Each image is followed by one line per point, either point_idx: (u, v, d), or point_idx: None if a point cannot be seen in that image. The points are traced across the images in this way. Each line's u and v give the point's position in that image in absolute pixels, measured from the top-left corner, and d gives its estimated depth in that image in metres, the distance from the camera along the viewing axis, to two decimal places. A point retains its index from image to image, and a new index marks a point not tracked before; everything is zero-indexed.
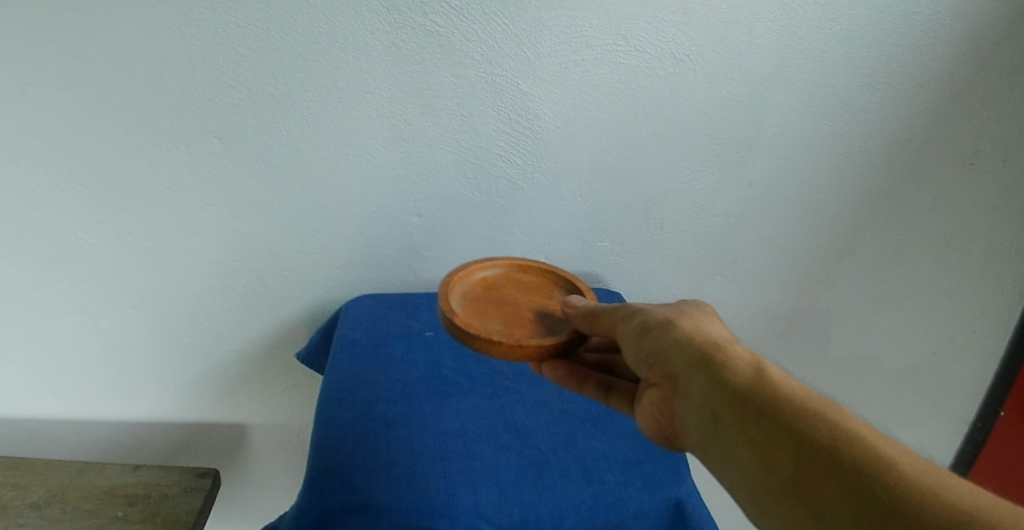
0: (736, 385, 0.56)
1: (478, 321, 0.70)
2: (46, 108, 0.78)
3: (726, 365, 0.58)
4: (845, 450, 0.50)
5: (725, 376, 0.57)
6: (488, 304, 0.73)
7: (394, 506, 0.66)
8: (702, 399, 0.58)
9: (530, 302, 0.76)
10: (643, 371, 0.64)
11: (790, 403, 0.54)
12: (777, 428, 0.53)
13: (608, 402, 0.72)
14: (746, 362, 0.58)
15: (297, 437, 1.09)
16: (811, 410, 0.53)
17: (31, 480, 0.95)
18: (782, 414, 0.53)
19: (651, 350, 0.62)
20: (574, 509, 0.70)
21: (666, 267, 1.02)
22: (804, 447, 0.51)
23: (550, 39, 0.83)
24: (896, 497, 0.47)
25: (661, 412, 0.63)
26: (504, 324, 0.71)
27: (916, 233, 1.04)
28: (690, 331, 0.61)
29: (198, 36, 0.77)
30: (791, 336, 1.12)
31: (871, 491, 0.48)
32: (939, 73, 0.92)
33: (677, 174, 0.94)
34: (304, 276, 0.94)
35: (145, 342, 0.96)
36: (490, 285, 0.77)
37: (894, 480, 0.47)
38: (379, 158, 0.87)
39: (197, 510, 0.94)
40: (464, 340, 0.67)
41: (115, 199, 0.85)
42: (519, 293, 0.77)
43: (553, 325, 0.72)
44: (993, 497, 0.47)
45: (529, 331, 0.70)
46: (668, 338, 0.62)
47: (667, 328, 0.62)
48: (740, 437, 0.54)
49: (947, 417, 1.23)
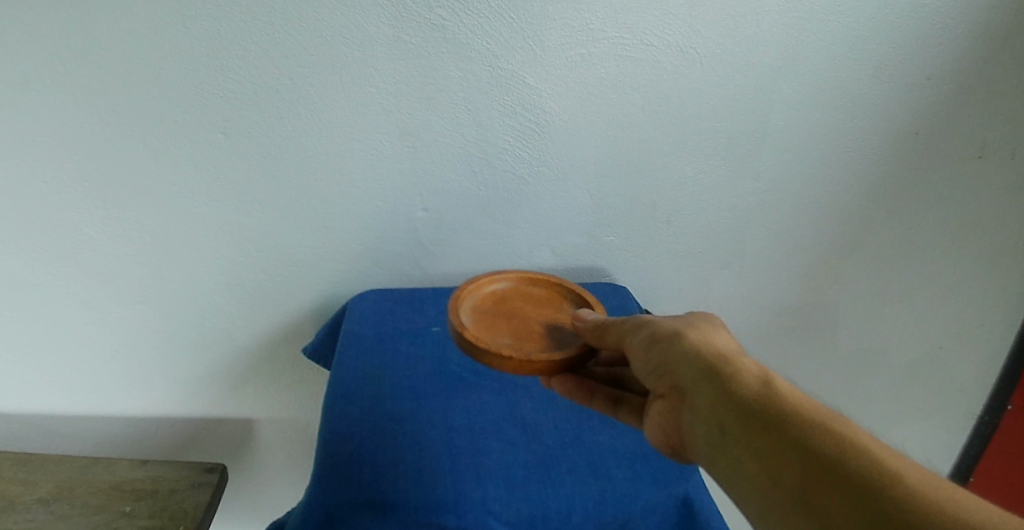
0: (743, 398, 0.56)
1: (488, 334, 0.70)
2: (50, 105, 0.78)
3: (734, 378, 0.57)
4: (850, 463, 0.50)
5: (731, 389, 0.57)
6: (498, 318, 0.73)
7: (401, 503, 0.67)
8: (710, 411, 0.58)
9: (540, 314, 0.75)
10: (650, 383, 0.63)
11: (797, 416, 0.54)
12: (783, 440, 0.53)
13: (617, 415, 0.72)
14: (752, 372, 0.58)
15: (305, 431, 1.09)
16: (818, 422, 0.53)
17: (40, 475, 0.95)
18: (788, 426, 0.53)
19: (659, 362, 0.62)
20: (582, 506, 0.70)
21: (674, 260, 1.02)
22: (810, 458, 0.51)
23: (558, 33, 0.82)
24: (900, 508, 0.47)
25: (668, 423, 0.63)
26: (514, 338, 0.71)
27: (925, 226, 1.03)
28: (698, 344, 0.61)
29: (203, 31, 0.76)
30: (797, 330, 1.12)
31: (875, 503, 0.48)
32: (950, 65, 0.91)
33: (684, 168, 0.94)
34: (311, 271, 0.94)
35: (152, 337, 0.96)
36: (499, 298, 0.77)
37: (898, 494, 0.47)
38: (386, 152, 0.86)
39: (204, 505, 0.94)
40: (474, 354, 0.67)
41: (121, 194, 0.84)
42: (528, 305, 0.77)
43: (562, 338, 0.72)
44: (1000, 513, 0.47)
45: (539, 344, 0.70)
46: (677, 349, 0.61)
47: (675, 339, 0.62)
48: (745, 448, 0.54)
49: (955, 410, 1.22)
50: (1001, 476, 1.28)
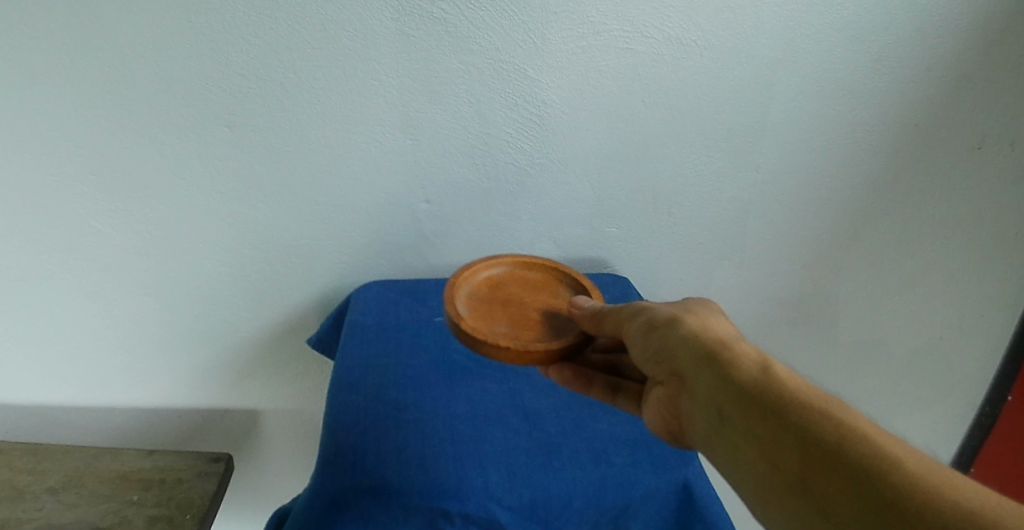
0: (742, 383, 0.57)
1: (485, 324, 0.71)
2: (57, 98, 0.79)
3: (733, 363, 0.58)
4: (849, 448, 0.50)
5: (730, 374, 0.57)
6: (494, 305, 0.74)
7: (404, 488, 0.68)
8: (709, 397, 0.58)
9: (537, 300, 0.76)
10: (650, 369, 0.64)
11: (794, 401, 0.54)
12: (782, 426, 0.54)
13: (616, 402, 0.73)
14: (748, 357, 0.59)
15: (310, 422, 1.11)
16: (818, 408, 0.53)
17: (49, 465, 0.96)
18: (787, 411, 0.54)
19: (658, 347, 0.63)
20: (583, 491, 0.70)
21: (673, 252, 1.03)
22: (808, 442, 0.52)
23: (558, 25, 0.83)
24: (896, 493, 0.48)
25: (667, 409, 0.64)
26: (511, 326, 0.72)
27: (924, 217, 1.04)
28: (697, 330, 0.61)
29: (208, 25, 0.77)
30: (797, 320, 1.13)
31: (873, 487, 0.48)
32: (949, 57, 0.91)
33: (684, 160, 0.95)
34: (315, 263, 0.95)
35: (159, 328, 0.97)
36: (495, 283, 0.78)
37: (898, 479, 0.48)
38: (389, 145, 0.87)
39: (211, 494, 0.95)
40: (472, 345, 0.68)
41: (128, 187, 0.85)
42: (524, 292, 0.77)
43: (559, 325, 0.73)
44: (999, 497, 0.48)
45: (536, 333, 0.71)
46: (675, 336, 0.62)
47: (674, 327, 0.63)
48: (744, 433, 0.55)
49: (955, 400, 1.23)
50: (1002, 468, 1.29)
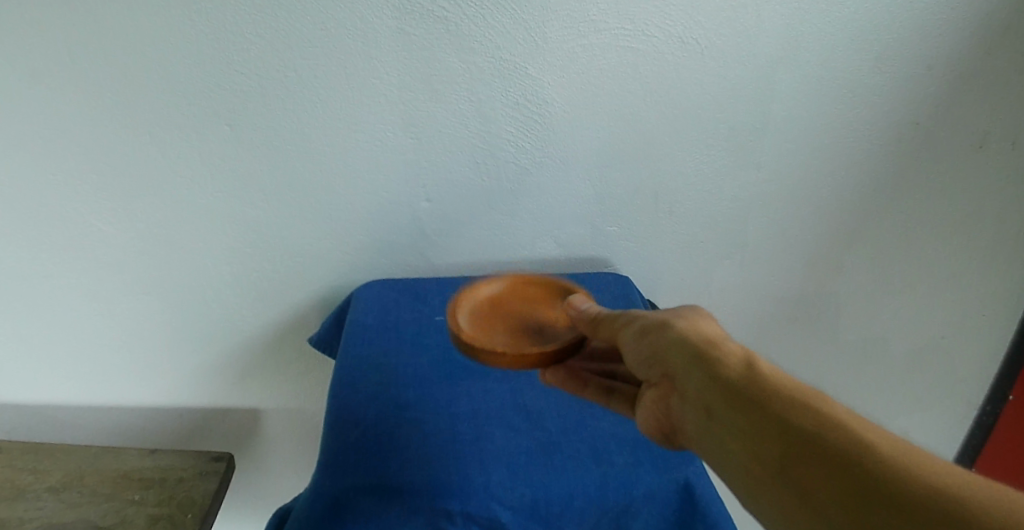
0: (730, 382, 0.56)
1: (485, 334, 0.71)
2: (57, 98, 0.79)
3: (723, 363, 0.57)
4: (841, 442, 0.50)
5: (718, 373, 0.57)
6: (495, 319, 0.74)
7: (406, 487, 0.68)
8: (701, 398, 0.57)
9: (538, 312, 0.76)
10: (642, 372, 0.64)
11: (782, 400, 0.53)
12: (774, 423, 0.53)
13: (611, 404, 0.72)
14: (736, 357, 0.58)
15: (312, 421, 1.11)
16: (809, 403, 0.53)
17: (50, 465, 0.96)
18: (778, 407, 0.53)
19: (647, 348, 0.62)
20: (584, 490, 0.70)
21: (675, 250, 1.03)
22: (798, 441, 0.51)
23: (559, 23, 0.82)
24: (887, 489, 0.47)
25: (660, 412, 0.63)
26: (510, 335, 0.72)
27: (925, 215, 1.03)
28: (686, 330, 0.61)
29: (209, 24, 0.77)
30: (799, 319, 1.13)
31: (864, 484, 0.47)
32: (951, 55, 0.91)
33: (685, 159, 0.94)
34: (316, 263, 0.95)
35: (161, 328, 0.97)
36: (497, 298, 0.78)
37: (891, 472, 0.47)
38: (390, 144, 0.87)
39: (212, 493, 0.95)
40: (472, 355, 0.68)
41: (130, 186, 0.85)
42: (526, 304, 0.77)
43: (558, 334, 0.72)
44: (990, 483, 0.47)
45: (535, 342, 0.71)
46: (664, 337, 0.61)
47: (663, 328, 0.62)
48: (733, 433, 0.54)
49: (956, 399, 1.23)
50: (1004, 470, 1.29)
